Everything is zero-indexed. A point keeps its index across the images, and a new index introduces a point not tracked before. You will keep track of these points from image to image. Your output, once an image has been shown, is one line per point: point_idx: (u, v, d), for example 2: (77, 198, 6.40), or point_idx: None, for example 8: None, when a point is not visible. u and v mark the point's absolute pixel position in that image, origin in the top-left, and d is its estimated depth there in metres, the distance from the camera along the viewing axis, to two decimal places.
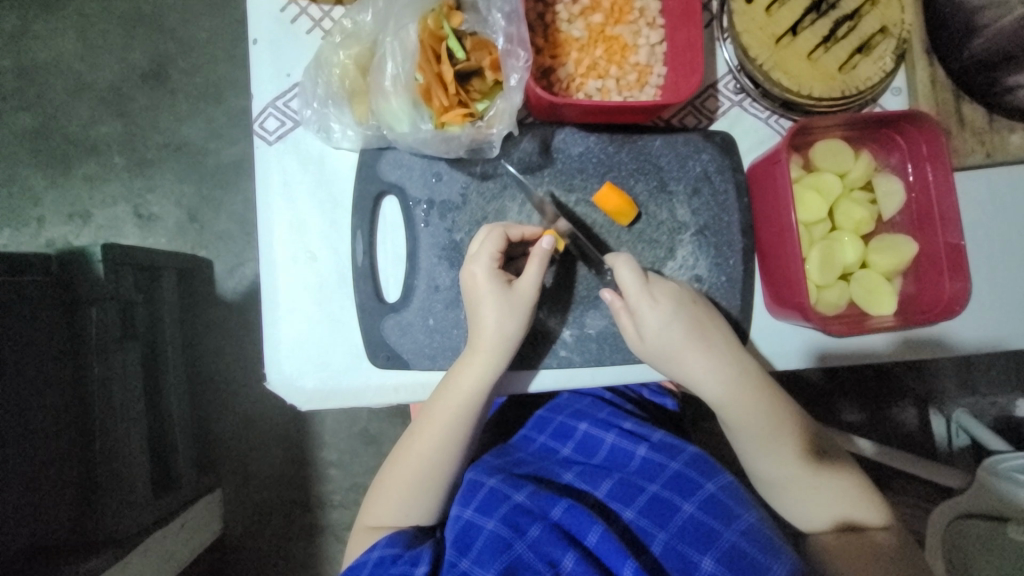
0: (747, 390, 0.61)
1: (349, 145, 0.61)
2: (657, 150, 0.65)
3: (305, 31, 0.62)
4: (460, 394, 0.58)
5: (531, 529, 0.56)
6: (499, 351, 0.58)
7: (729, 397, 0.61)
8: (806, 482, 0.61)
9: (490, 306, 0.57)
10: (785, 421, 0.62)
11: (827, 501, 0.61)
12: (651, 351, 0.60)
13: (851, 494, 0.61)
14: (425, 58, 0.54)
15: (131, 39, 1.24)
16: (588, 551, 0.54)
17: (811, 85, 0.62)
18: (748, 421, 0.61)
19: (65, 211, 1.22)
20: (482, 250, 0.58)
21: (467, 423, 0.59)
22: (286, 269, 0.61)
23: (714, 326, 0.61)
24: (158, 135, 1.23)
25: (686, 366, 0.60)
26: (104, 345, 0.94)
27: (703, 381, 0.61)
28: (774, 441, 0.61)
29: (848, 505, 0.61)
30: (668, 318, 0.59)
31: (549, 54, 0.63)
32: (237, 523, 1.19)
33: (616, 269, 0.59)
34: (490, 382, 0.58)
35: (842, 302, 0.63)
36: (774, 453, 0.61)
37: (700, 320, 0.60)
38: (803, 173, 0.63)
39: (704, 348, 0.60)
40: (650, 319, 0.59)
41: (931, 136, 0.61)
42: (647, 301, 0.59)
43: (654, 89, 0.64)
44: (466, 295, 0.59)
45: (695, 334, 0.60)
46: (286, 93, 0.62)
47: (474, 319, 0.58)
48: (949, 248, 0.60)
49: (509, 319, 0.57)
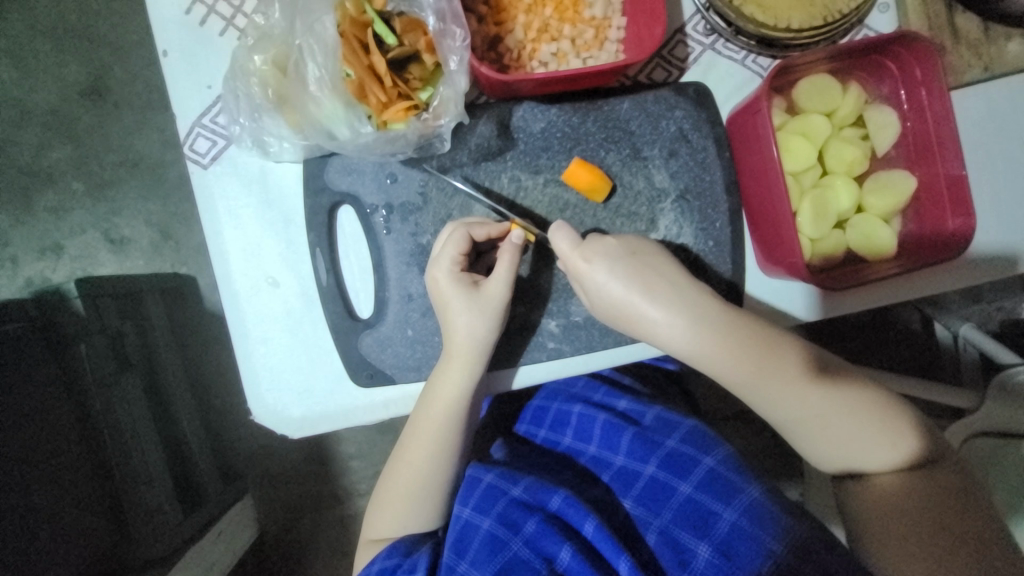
0: (718, 331, 0.55)
1: (290, 157, 0.56)
2: (626, 113, 0.60)
3: (218, 33, 0.55)
4: (447, 404, 0.56)
5: (526, 525, 0.55)
6: (480, 354, 0.55)
7: (702, 338, 0.55)
8: (817, 422, 0.55)
9: (463, 312, 0.54)
10: (769, 352, 0.55)
11: (841, 435, 0.54)
12: (608, 312, 0.57)
13: (873, 426, 0.54)
14: (351, 51, 0.48)
15: (60, 52, 1.14)
16: (585, 542, 0.54)
17: (788, 17, 0.56)
18: (727, 360, 0.55)
19: (35, 247, 1.17)
20: (443, 252, 0.54)
21: (457, 431, 0.58)
22: (249, 298, 0.58)
23: (662, 274, 0.56)
24: (111, 154, 1.16)
25: (642, 321, 0.56)
26: (101, 380, 0.93)
27: (666, 333, 0.56)
28: (771, 385, 0.55)
29: (873, 439, 0.54)
30: (611, 276, 0.55)
31: (494, 21, 0.56)
32: (270, 523, 1.22)
33: (552, 238, 0.56)
34: (471, 387, 0.56)
35: (839, 251, 0.59)
36: (769, 395, 0.55)
37: (644, 270, 0.56)
38: (787, 118, 0.57)
39: (654, 300, 0.55)
40: (593, 280, 0.55)
41: (925, 58, 0.55)
42: (580, 261, 0.55)
43: (616, 44, 0.57)
44: (435, 302, 0.56)
45: (650, 278, 0.56)
46: (210, 108, 0.56)
47: (448, 327, 0.55)
48: (949, 181, 0.56)
49: (482, 322, 0.54)
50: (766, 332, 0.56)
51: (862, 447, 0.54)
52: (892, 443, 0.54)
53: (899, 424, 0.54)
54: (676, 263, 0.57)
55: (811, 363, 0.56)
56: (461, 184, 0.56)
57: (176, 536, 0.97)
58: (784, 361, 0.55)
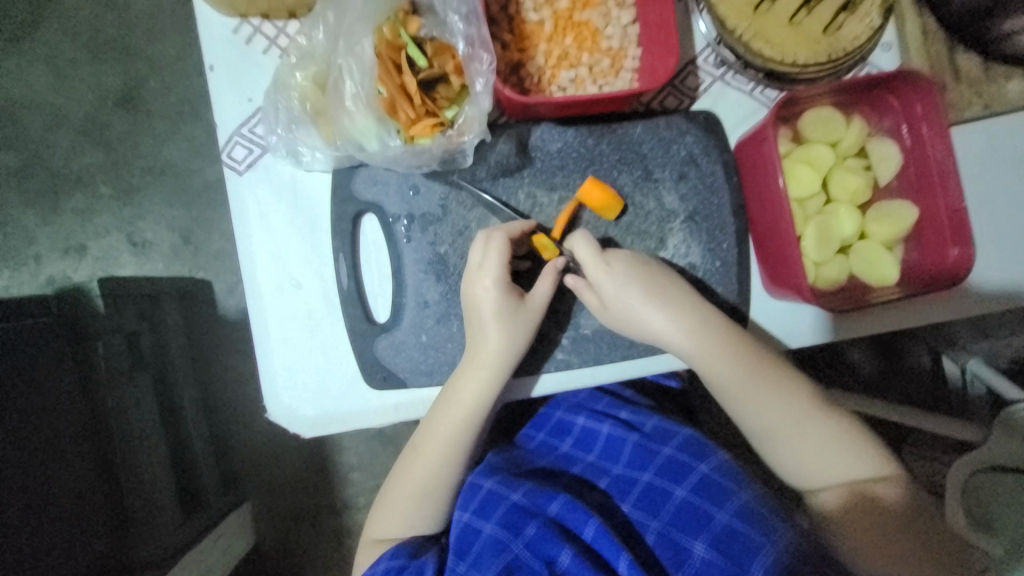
0: (715, 342, 0.58)
1: (321, 167, 0.59)
2: (639, 137, 0.63)
3: (262, 51, 0.60)
4: (462, 411, 0.58)
5: (527, 528, 0.56)
6: (507, 368, 0.58)
7: (700, 345, 0.58)
8: (800, 434, 0.58)
9: (493, 323, 0.57)
10: (759, 364, 0.59)
11: (821, 450, 0.57)
12: (618, 321, 0.60)
13: (843, 443, 0.57)
14: (385, 71, 0.52)
15: (101, 64, 1.21)
16: (585, 545, 0.55)
17: (794, 53, 0.59)
18: (721, 367, 0.58)
19: (60, 247, 1.22)
20: (486, 260, 0.57)
21: (469, 438, 0.59)
22: (272, 299, 0.60)
23: (667, 284, 0.59)
24: (140, 161, 1.21)
25: (648, 328, 0.59)
26: (114, 375, 1.02)
27: (670, 338, 0.59)
28: (754, 395, 0.58)
29: (844, 456, 0.57)
30: (625, 283, 0.58)
31: (517, 48, 0.60)
32: (266, 534, 1.21)
33: (573, 248, 0.59)
34: (489, 397, 0.58)
35: (842, 276, 0.61)
36: (757, 402, 0.59)
37: (652, 279, 0.59)
38: (793, 147, 0.60)
39: (659, 306, 0.58)
40: (608, 284, 0.58)
41: (926, 95, 0.58)
42: (599, 266, 0.58)
43: (631, 73, 0.61)
44: (469, 313, 0.58)
45: (656, 290, 0.58)
46: (250, 119, 0.60)
47: (477, 339, 0.57)
48: (950, 213, 0.58)
49: (509, 334, 0.57)
50: (755, 347, 0.59)
51: (833, 463, 0.57)
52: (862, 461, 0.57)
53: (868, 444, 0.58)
54: (682, 277, 0.61)
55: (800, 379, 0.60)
56: (488, 197, 0.60)
57: (172, 539, 0.99)
58: (772, 373, 0.59)
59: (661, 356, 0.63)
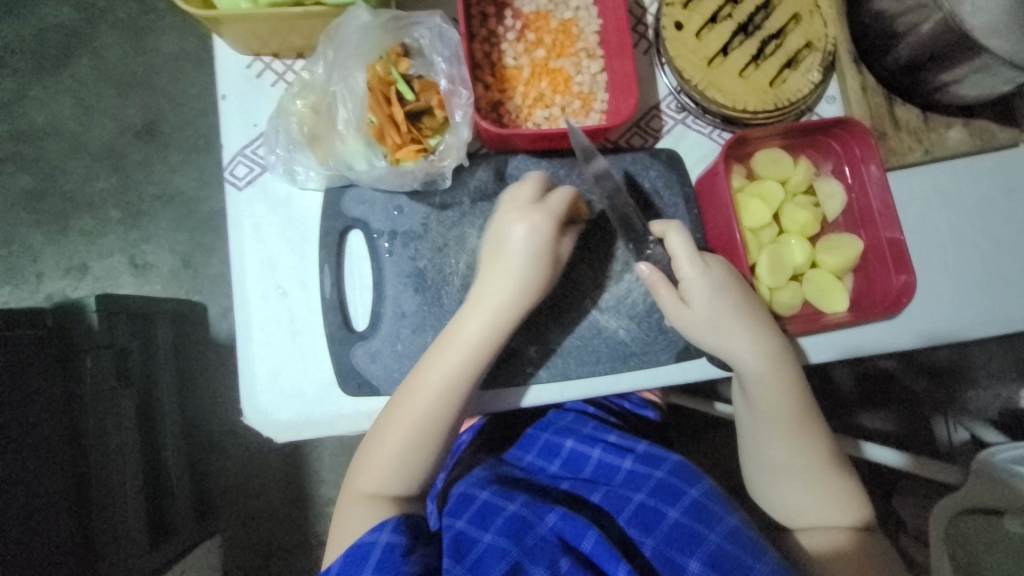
0: (778, 370, 0.61)
1: (314, 185, 0.64)
2: (607, 169, 0.69)
3: (270, 84, 0.67)
4: (442, 376, 0.58)
5: (527, 537, 0.58)
6: (518, 306, 0.59)
7: (765, 375, 0.61)
8: (813, 471, 0.62)
9: (516, 258, 0.59)
10: (807, 404, 0.62)
11: (821, 493, 0.62)
12: (694, 323, 0.61)
13: (835, 493, 0.62)
14: (376, 102, 0.59)
15: (124, 99, 1.31)
16: (582, 557, 0.57)
17: (745, 101, 0.67)
18: (779, 397, 0.61)
19: (63, 266, 1.27)
20: (517, 199, 0.61)
21: (450, 408, 0.58)
22: (258, 305, 0.64)
23: (757, 311, 0.61)
24: (150, 187, 1.29)
25: (726, 342, 0.61)
26: (101, 394, 0.97)
27: (741, 356, 0.61)
28: (789, 427, 0.62)
29: (829, 503, 0.62)
30: (713, 292, 0.60)
31: (497, 89, 0.68)
32: (237, 567, 1.19)
33: (667, 236, 0.62)
34: (473, 363, 0.58)
35: (796, 302, 0.65)
36: (790, 433, 0.62)
37: (745, 301, 0.61)
38: (746, 182, 0.66)
39: (744, 328, 0.61)
40: (690, 282, 0.61)
41: (862, 139, 0.64)
42: (699, 262, 0.61)
43: (599, 113, 0.68)
44: (490, 246, 0.61)
45: (740, 312, 0.60)
46: (254, 141, 0.66)
47: (492, 275, 0.59)
48: (891, 244, 0.62)
49: (489, 298, 0.59)
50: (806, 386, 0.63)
51: (816, 505, 0.62)
52: (843, 515, 0.61)
53: (854, 505, 0.62)
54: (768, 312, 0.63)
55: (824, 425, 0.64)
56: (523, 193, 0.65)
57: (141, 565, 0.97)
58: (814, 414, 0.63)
59: (627, 373, 0.66)
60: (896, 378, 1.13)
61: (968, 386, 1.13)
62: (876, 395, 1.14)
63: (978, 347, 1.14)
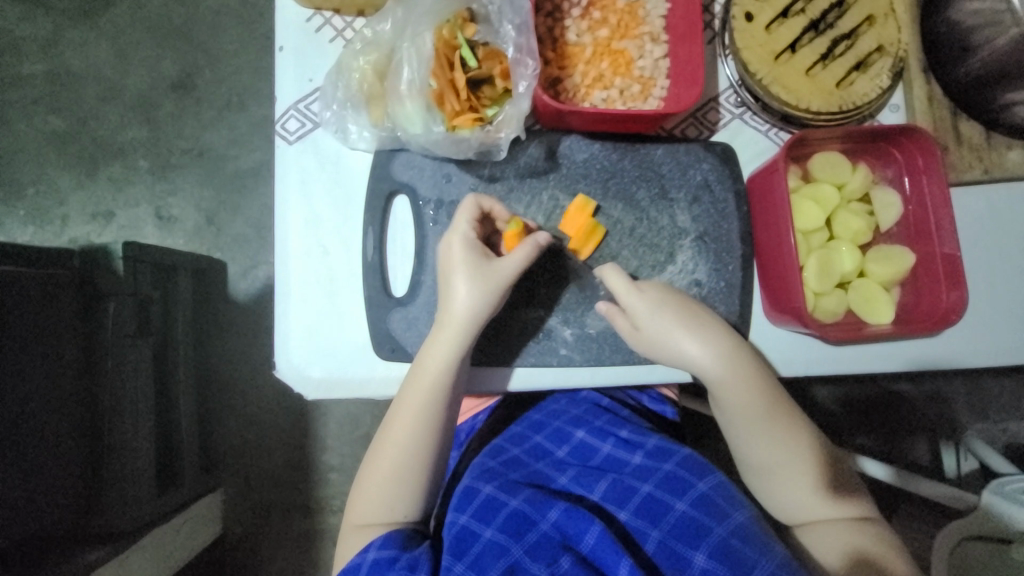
0: (737, 375, 0.61)
1: (364, 146, 0.64)
2: (659, 158, 0.68)
3: (328, 40, 0.66)
4: (432, 370, 0.60)
5: (527, 535, 0.59)
6: (468, 329, 0.60)
7: (725, 388, 0.61)
8: (798, 474, 0.61)
9: (460, 280, 0.60)
10: (777, 412, 0.62)
11: (812, 492, 0.61)
12: (650, 344, 0.62)
13: (828, 489, 0.61)
14: (439, 65, 0.58)
15: (163, 50, 1.30)
16: (582, 555, 0.57)
17: (809, 100, 0.65)
18: (745, 407, 0.61)
19: (89, 211, 1.27)
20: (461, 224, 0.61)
21: (443, 400, 0.61)
22: (298, 261, 0.64)
23: (709, 322, 0.62)
24: (182, 141, 1.29)
25: (688, 357, 0.61)
26: (121, 339, 1.00)
27: (700, 364, 0.61)
28: (762, 436, 0.62)
29: (828, 501, 0.61)
30: (652, 309, 0.61)
31: (557, 65, 0.66)
32: (236, 523, 1.20)
33: (605, 277, 0.64)
34: (457, 356, 0.60)
35: (841, 309, 0.64)
36: (765, 439, 0.61)
37: (693, 314, 0.62)
38: (802, 183, 0.65)
39: (699, 342, 0.61)
40: (635, 305, 0.62)
41: (926, 149, 0.63)
42: (632, 287, 0.62)
43: (658, 100, 0.66)
44: (443, 270, 0.62)
45: (691, 326, 0.61)
46: (308, 96, 0.65)
47: (447, 299, 0.61)
48: (945, 260, 0.62)
49: (481, 295, 0.59)
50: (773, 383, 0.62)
51: (815, 505, 0.61)
52: (842, 509, 0.61)
53: (850, 500, 0.61)
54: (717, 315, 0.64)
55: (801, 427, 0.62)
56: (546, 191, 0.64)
57: (145, 513, 0.98)
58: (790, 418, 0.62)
59: (660, 365, 0.66)
60: (907, 402, 1.12)
61: (979, 418, 1.11)
62: (886, 416, 1.11)
63: (992, 380, 1.12)
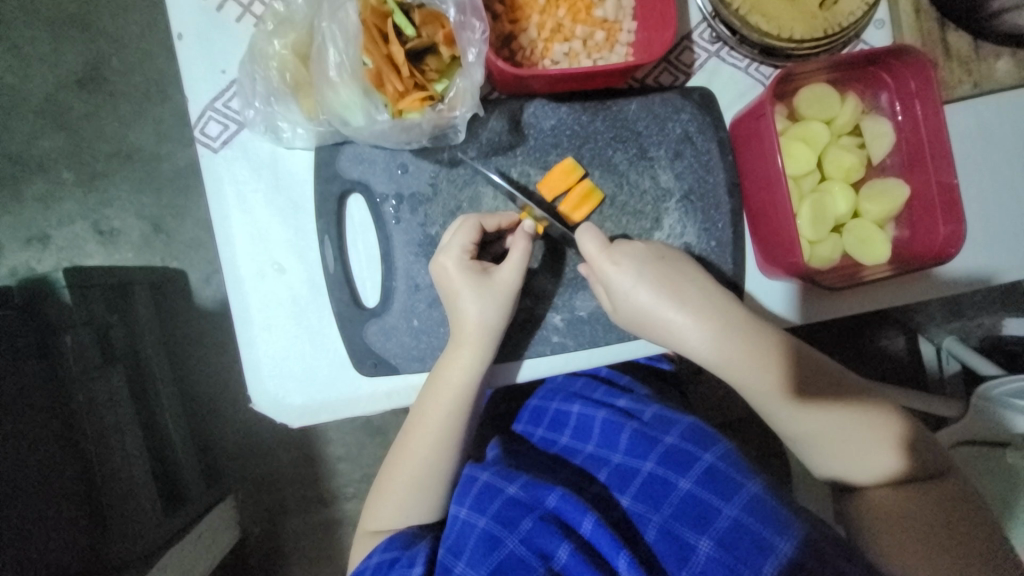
0: (733, 342, 0.57)
1: (302, 144, 0.57)
2: (634, 114, 0.61)
3: (236, 19, 0.56)
4: (452, 388, 0.57)
5: (524, 522, 0.56)
6: (490, 341, 0.56)
7: (720, 357, 0.58)
8: (838, 435, 0.57)
9: (470, 293, 0.55)
10: (789, 371, 0.58)
11: (858, 449, 0.57)
12: (641, 325, 0.59)
13: (857, 422, 0.57)
14: (371, 40, 0.49)
15: (59, 41, 1.13)
16: (582, 541, 0.55)
17: (791, 27, 0.58)
18: (751, 372, 0.58)
19: (22, 236, 1.15)
20: (454, 240, 0.55)
21: (462, 419, 0.58)
22: (253, 284, 0.58)
23: (691, 283, 0.58)
24: (104, 144, 1.14)
25: (674, 333, 0.58)
26: (86, 372, 0.90)
27: (690, 342, 0.58)
28: (787, 400, 0.58)
29: (857, 436, 0.57)
30: (633, 280, 0.57)
31: (508, 19, 0.58)
32: (253, 526, 1.19)
33: (580, 240, 0.57)
34: (479, 370, 0.57)
35: (836, 255, 0.61)
36: (784, 405, 0.58)
37: (674, 280, 0.58)
38: (789, 124, 0.60)
39: (683, 308, 0.58)
40: (616, 283, 0.57)
41: (919, 72, 0.57)
42: (608, 264, 0.57)
43: (625, 47, 0.59)
44: (444, 288, 0.57)
45: (669, 300, 0.57)
46: (224, 92, 0.56)
47: (457, 315, 0.56)
48: (942, 190, 0.58)
49: (492, 306, 0.55)
50: (784, 337, 0.59)
51: (842, 442, 0.57)
52: (887, 457, 0.56)
53: (882, 425, 0.57)
54: (702, 270, 0.59)
55: (821, 383, 0.59)
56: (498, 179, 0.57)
57: (158, 535, 0.94)
58: (822, 377, 0.59)
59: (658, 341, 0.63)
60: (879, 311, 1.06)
61: None
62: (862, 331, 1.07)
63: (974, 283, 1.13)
